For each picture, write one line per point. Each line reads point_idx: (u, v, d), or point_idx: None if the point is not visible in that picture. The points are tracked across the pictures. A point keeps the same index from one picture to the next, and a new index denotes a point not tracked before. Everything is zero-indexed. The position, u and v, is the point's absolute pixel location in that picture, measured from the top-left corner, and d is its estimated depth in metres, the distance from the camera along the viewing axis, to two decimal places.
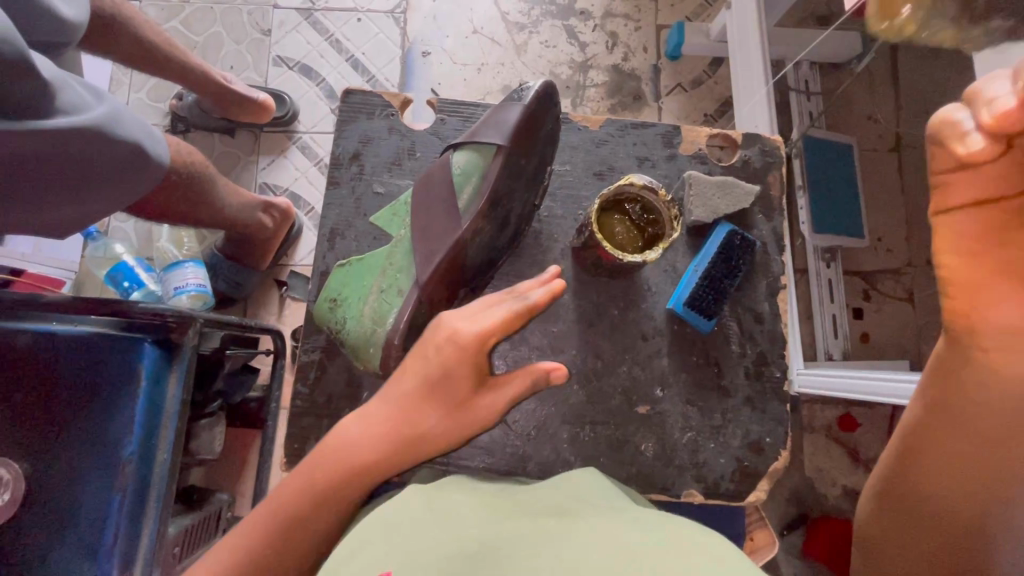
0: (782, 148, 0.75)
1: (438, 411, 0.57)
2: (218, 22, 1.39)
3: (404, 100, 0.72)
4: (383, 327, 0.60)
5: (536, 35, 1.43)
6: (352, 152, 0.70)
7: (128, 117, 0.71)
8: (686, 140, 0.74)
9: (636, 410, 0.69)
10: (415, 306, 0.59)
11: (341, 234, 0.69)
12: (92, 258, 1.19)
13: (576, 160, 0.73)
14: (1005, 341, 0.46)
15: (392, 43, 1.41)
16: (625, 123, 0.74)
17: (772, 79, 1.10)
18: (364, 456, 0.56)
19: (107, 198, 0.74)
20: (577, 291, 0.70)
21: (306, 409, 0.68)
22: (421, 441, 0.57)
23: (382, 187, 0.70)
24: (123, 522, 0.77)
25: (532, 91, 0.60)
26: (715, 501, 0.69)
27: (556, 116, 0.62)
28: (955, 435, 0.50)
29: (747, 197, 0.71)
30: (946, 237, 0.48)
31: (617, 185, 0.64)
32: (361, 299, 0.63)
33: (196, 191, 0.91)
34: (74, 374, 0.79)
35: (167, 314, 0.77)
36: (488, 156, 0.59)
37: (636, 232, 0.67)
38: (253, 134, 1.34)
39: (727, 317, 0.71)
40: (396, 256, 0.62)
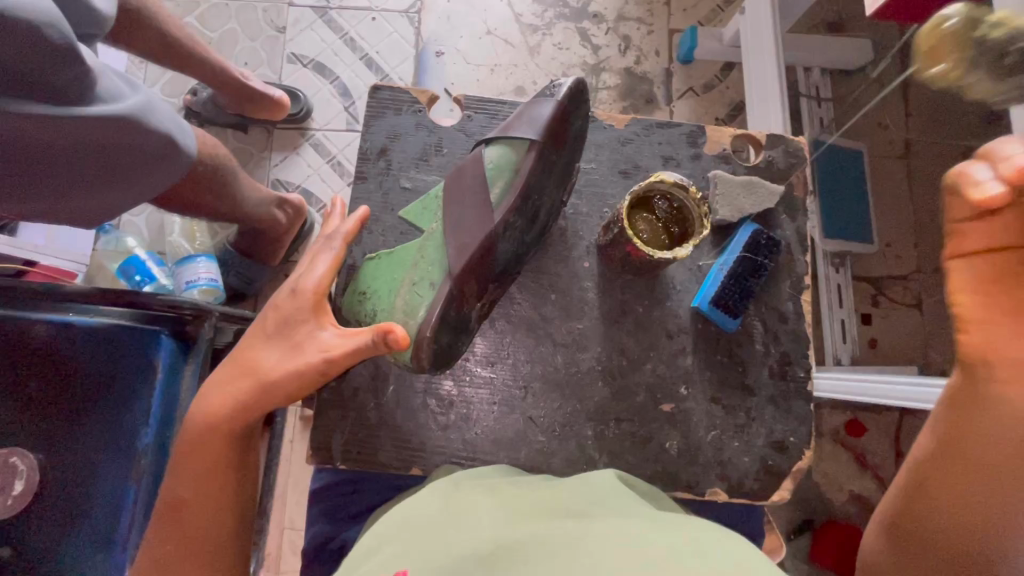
0: (805, 149, 0.75)
1: (275, 353, 0.60)
2: (234, 18, 1.40)
3: (431, 96, 0.72)
4: (414, 319, 0.58)
5: (549, 37, 1.43)
6: (380, 147, 0.70)
7: (161, 108, 0.72)
8: (710, 140, 0.74)
9: (660, 408, 0.69)
10: (447, 300, 0.57)
11: (368, 228, 0.69)
12: (104, 252, 1.23)
13: (602, 158, 0.73)
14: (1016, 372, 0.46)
15: (406, 42, 1.41)
16: (650, 123, 0.74)
17: (785, 85, 1.12)
18: (215, 405, 0.59)
19: (129, 191, 0.74)
20: (602, 288, 0.71)
21: (332, 401, 0.68)
22: (261, 388, 0.58)
23: (409, 182, 0.70)
24: (140, 513, 0.78)
25: (565, 87, 0.59)
26: (737, 499, 0.69)
27: (586, 115, 0.62)
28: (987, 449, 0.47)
29: (771, 197, 0.71)
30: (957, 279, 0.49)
31: (648, 182, 0.64)
32: (392, 292, 0.61)
33: (219, 184, 0.91)
34: (89, 364, 0.79)
35: (184, 306, 0.81)
36: (520, 151, 0.58)
37: (661, 229, 0.67)
38: (267, 131, 1.34)
39: (753, 316, 0.71)
40: (427, 250, 0.60)
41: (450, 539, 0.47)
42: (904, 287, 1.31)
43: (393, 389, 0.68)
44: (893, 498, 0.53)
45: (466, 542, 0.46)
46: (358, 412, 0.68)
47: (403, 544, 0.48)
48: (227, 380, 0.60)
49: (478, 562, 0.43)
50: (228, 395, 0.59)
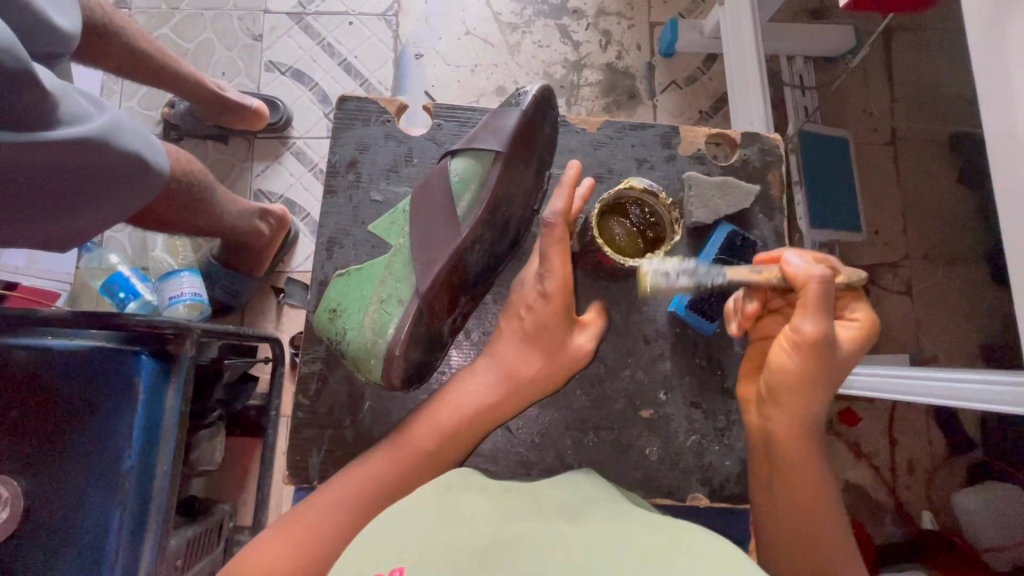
0: (781, 146, 0.75)
1: (541, 358, 0.64)
2: (209, 28, 1.38)
3: (399, 105, 0.71)
4: (383, 339, 0.56)
5: (529, 35, 1.42)
6: (348, 160, 0.69)
7: (130, 128, 0.71)
8: (685, 140, 0.73)
9: (639, 414, 0.69)
10: (417, 316, 0.55)
11: (339, 243, 0.67)
12: (87, 269, 1.20)
13: (575, 163, 0.72)
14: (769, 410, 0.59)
15: (385, 46, 1.40)
16: (623, 125, 0.73)
17: (767, 76, 1.10)
18: (456, 419, 0.61)
19: (103, 213, 0.73)
20: (578, 296, 0.70)
21: (307, 420, 0.66)
22: (523, 388, 0.63)
23: (379, 195, 0.68)
24: (125, 537, 0.77)
25: (530, 95, 0.58)
26: (720, 503, 0.69)
27: (553, 121, 0.61)
28: (780, 464, 0.59)
29: (746, 196, 0.70)
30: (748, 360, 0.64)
31: (617, 190, 0.64)
32: (360, 310, 0.59)
33: (196, 200, 0.89)
34: (69, 387, 0.79)
35: (165, 326, 0.78)
36: (487, 162, 0.57)
37: (635, 234, 0.66)
38: (247, 140, 1.33)
39: None
40: (395, 265, 0.58)
41: (447, 535, 0.45)
42: (894, 274, 1.28)
43: (368, 407, 0.67)
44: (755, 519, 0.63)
45: (467, 534, 0.45)
46: (335, 430, 0.66)
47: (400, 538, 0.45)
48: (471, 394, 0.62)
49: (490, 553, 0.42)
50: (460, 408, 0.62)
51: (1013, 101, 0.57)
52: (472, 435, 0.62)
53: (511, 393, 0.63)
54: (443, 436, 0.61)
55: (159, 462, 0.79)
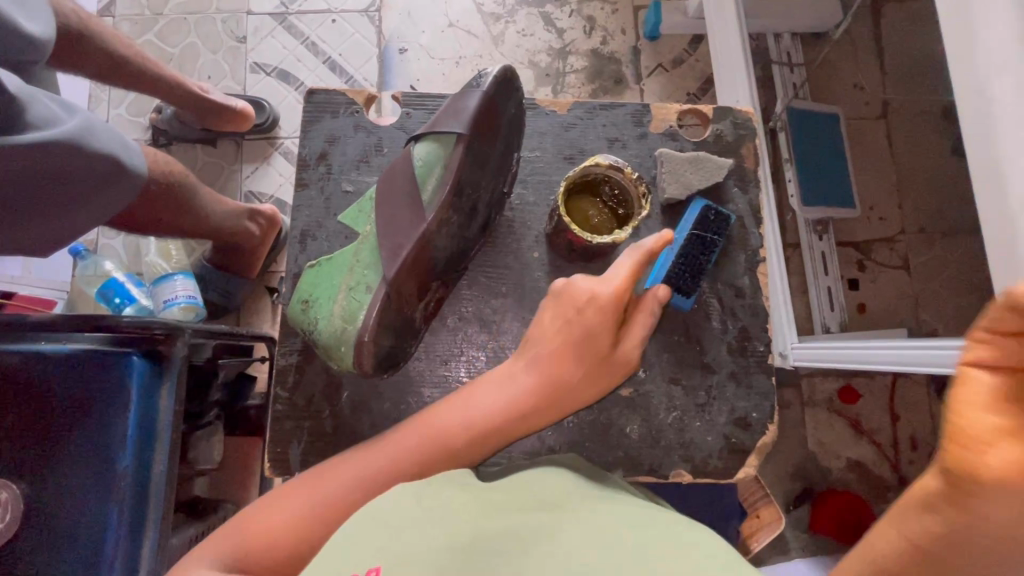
0: (753, 120, 0.74)
1: (581, 364, 0.62)
2: (193, 32, 1.39)
3: (368, 96, 0.71)
4: (354, 326, 0.55)
5: (512, 25, 1.42)
6: (319, 152, 0.69)
7: (104, 131, 0.71)
8: (656, 118, 0.73)
9: (619, 393, 0.68)
10: (384, 304, 0.54)
11: (312, 235, 0.67)
12: (82, 277, 1.22)
13: (546, 145, 0.72)
14: None
15: (368, 42, 1.40)
16: (593, 105, 0.73)
17: (749, 52, 1.08)
18: (485, 416, 0.59)
19: (83, 215, 0.74)
20: (553, 277, 0.69)
21: (286, 412, 0.66)
22: (563, 393, 0.61)
23: (350, 185, 0.68)
24: (123, 536, 0.78)
25: (491, 77, 0.56)
26: (704, 479, 0.69)
27: (518, 101, 0.59)
28: None
29: (719, 170, 0.70)
30: None
31: (582, 168, 0.62)
32: (331, 299, 0.57)
33: (179, 201, 0.90)
34: (63, 390, 0.80)
35: (155, 326, 0.80)
36: (449, 145, 0.56)
37: (609, 213, 0.66)
38: (235, 142, 1.34)
39: (708, 294, 0.70)
40: (363, 253, 0.58)
41: (429, 533, 0.46)
42: (890, 249, 1.28)
43: (347, 396, 0.66)
44: None
45: (436, 531, 0.46)
46: (315, 420, 0.66)
47: (367, 541, 0.46)
48: (495, 394, 0.60)
49: (453, 553, 0.43)
50: (467, 423, 0.58)
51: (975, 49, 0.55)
52: (504, 433, 0.59)
53: (549, 400, 0.60)
54: (470, 435, 0.58)
55: (156, 462, 0.81)
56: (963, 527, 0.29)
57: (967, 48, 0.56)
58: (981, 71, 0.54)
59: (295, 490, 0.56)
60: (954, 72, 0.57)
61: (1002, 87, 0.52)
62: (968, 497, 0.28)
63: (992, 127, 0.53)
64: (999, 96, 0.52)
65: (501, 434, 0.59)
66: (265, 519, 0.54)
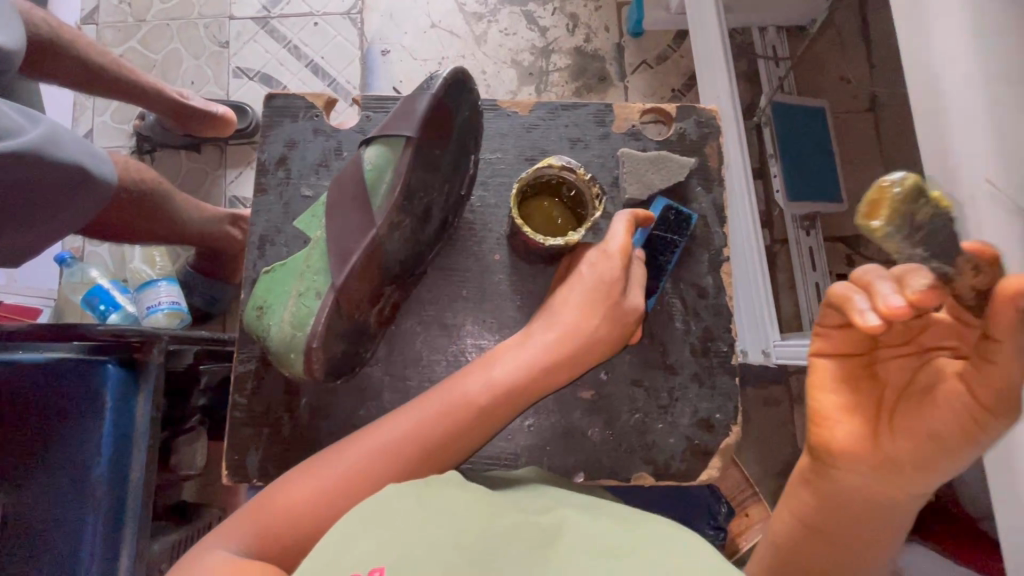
0: (718, 118, 0.73)
1: (600, 318, 0.60)
2: (176, 38, 1.39)
3: (328, 100, 0.71)
4: (302, 333, 0.54)
5: (494, 25, 1.41)
6: (278, 157, 0.69)
7: (68, 140, 0.71)
8: (619, 117, 0.72)
9: (580, 396, 0.68)
10: (332, 310, 0.54)
11: (271, 241, 0.67)
12: (68, 284, 1.22)
13: (507, 146, 0.71)
14: (919, 458, 0.43)
15: (351, 45, 1.40)
16: (555, 106, 0.72)
17: (728, 45, 1.07)
18: (509, 375, 0.57)
19: (50, 224, 0.74)
20: (514, 279, 0.69)
21: (244, 419, 0.66)
22: (581, 347, 0.59)
23: (309, 190, 0.68)
24: (99, 545, 0.78)
25: (441, 79, 0.56)
26: (667, 482, 0.68)
27: (471, 105, 0.60)
28: (840, 497, 0.48)
29: (681, 170, 0.70)
30: (817, 379, 0.47)
31: (535, 169, 0.62)
32: (283, 305, 0.57)
33: (151, 208, 0.90)
34: (38, 399, 0.80)
35: (129, 335, 0.79)
36: (398, 149, 0.55)
37: (566, 214, 0.65)
38: (219, 148, 1.34)
39: (671, 295, 0.70)
40: (313, 259, 0.57)
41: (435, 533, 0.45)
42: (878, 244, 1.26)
43: (305, 403, 0.66)
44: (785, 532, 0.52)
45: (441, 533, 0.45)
46: (273, 427, 0.66)
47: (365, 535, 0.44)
48: (517, 356, 0.58)
49: (458, 552, 0.44)
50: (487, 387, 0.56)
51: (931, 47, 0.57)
52: (529, 394, 0.57)
53: (570, 360, 0.59)
54: (495, 393, 0.56)
55: (133, 469, 0.81)
56: (827, 493, 0.48)
57: (923, 44, 0.58)
58: (934, 66, 0.57)
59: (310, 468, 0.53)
60: (908, 70, 0.60)
61: (952, 82, 0.55)
62: (826, 468, 0.47)
63: (945, 121, 0.55)
64: (948, 91, 0.55)
65: (525, 394, 0.57)
66: (282, 500, 0.51)
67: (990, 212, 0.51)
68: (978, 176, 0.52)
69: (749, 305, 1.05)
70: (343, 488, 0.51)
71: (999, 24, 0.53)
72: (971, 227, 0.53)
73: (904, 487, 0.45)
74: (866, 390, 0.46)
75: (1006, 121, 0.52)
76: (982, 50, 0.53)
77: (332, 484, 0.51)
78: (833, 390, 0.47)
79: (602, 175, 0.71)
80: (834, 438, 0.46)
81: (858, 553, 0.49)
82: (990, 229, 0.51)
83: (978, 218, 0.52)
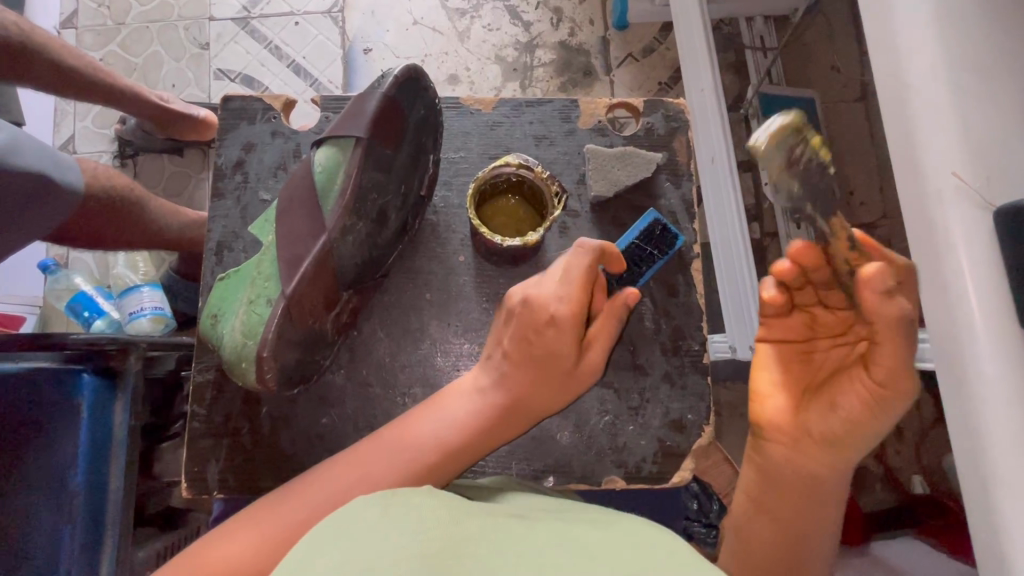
0: (686, 111, 0.72)
1: (546, 383, 0.59)
2: (156, 41, 1.38)
3: (286, 101, 0.69)
4: (254, 340, 0.54)
5: (477, 20, 1.39)
6: (236, 160, 0.68)
7: (28, 148, 0.72)
8: (585, 113, 0.71)
9: None
10: (283, 316, 0.53)
11: (229, 246, 0.66)
12: (52, 291, 1.21)
13: (471, 145, 0.70)
14: (838, 432, 0.51)
15: (332, 44, 1.38)
16: (520, 102, 0.71)
17: (710, 34, 1.05)
18: (457, 422, 0.57)
19: (18, 231, 0.74)
20: (480, 280, 0.68)
21: (204, 429, 0.65)
22: (530, 402, 0.59)
23: (268, 193, 0.67)
24: (77, 555, 0.78)
25: (391, 78, 0.56)
26: (638, 485, 0.68)
27: (427, 103, 0.60)
28: (780, 473, 0.55)
29: (649, 165, 0.69)
30: (755, 360, 0.57)
31: (491, 169, 0.60)
32: (235, 313, 0.56)
33: (124, 213, 0.89)
34: (13, 409, 0.80)
35: (104, 343, 0.78)
36: (347, 149, 0.55)
37: (527, 214, 0.64)
38: (201, 151, 1.33)
39: (641, 294, 0.69)
40: (264, 265, 0.56)
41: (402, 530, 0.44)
42: None
43: (267, 411, 0.65)
44: (738, 512, 0.58)
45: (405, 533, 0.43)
46: (235, 436, 0.65)
47: (327, 542, 0.43)
48: (464, 404, 0.58)
49: (424, 563, 0.40)
50: (439, 438, 0.56)
51: (893, 35, 0.54)
52: (488, 438, 0.58)
53: (515, 413, 0.59)
54: (443, 456, 0.56)
55: (112, 477, 0.80)
56: (765, 467, 0.56)
57: (884, 32, 0.54)
58: (899, 52, 0.53)
59: (250, 520, 0.52)
60: (872, 56, 0.56)
61: (915, 70, 0.52)
62: (762, 443, 0.55)
63: (906, 114, 0.52)
64: (914, 79, 0.51)
65: (475, 442, 0.57)
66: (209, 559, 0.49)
67: (956, 207, 0.49)
68: (945, 172, 0.50)
69: (732, 300, 1.03)
70: (273, 545, 0.49)
71: (961, 15, 0.51)
72: (938, 225, 0.50)
73: (831, 468, 0.53)
74: (799, 372, 0.55)
75: (972, 113, 0.49)
76: (943, 40, 0.51)
77: (263, 540, 0.50)
78: (769, 371, 0.56)
79: (568, 173, 0.70)
80: (766, 412, 0.54)
81: (802, 533, 0.55)
82: (956, 224, 0.49)
83: (945, 215, 0.49)
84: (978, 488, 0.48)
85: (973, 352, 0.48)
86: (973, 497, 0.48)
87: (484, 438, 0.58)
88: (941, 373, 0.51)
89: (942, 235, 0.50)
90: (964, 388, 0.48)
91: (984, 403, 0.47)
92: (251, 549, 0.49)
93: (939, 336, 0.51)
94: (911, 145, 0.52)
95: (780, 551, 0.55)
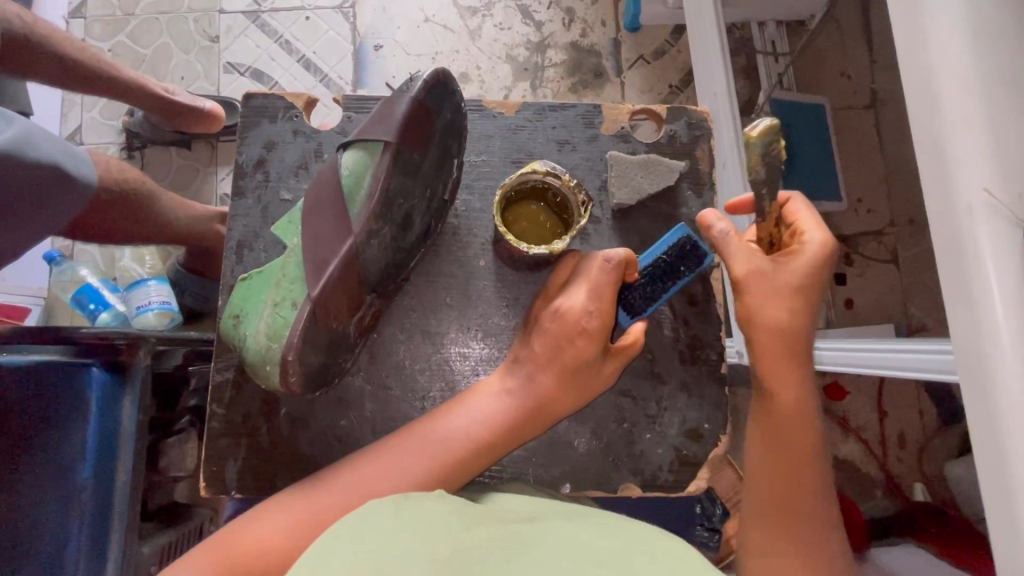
0: (709, 119, 0.72)
1: (569, 388, 0.60)
2: (165, 32, 1.37)
3: (308, 100, 0.69)
4: (278, 343, 0.54)
5: (488, 19, 1.38)
6: (257, 159, 0.67)
7: (41, 139, 0.72)
8: (607, 119, 0.71)
9: None
10: (309, 320, 0.53)
11: (249, 246, 0.66)
12: (58, 282, 1.20)
13: (493, 149, 0.70)
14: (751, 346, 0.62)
15: (343, 39, 1.37)
16: (543, 106, 0.71)
17: (724, 40, 1.04)
18: (486, 421, 0.58)
19: (29, 225, 0.74)
20: (500, 285, 0.68)
21: (222, 429, 0.65)
22: (550, 404, 0.60)
23: (289, 193, 0.67)
24: (84, 551, 0.77)
25: (420, 81, 0.56)
26: (654, 493, 0.68)
27: (454, 106, 0.59)
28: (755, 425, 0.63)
29: (670, 173, 0.70)
30: None
31: (519, 175, 0.61)
32: (258, 315, 0.56)
33: (135, 208, 0.89)
34: (23, 403, 0.80)
35: (114, 338, 0.78)
36: (375, 153, 0.55)
37: (551, 221, 0.64)
38: (210, 145, 1.32)
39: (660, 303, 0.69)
40: (289, 267, 0.55)
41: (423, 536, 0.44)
42: (878, 242, 1.22)
43: (285, 412, 0.65)
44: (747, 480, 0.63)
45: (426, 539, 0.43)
46: (253, 437, 0.65)
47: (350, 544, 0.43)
48: (490, 402, 0.59)
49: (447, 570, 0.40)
50: (468, 436, 0.57)
51: (926, 48, 0.54)
52: (514, 438, 0.60)
53: (539, 413, 0.60)
54: (472, 450, 0.57)
55: (119, 472, 0.80)
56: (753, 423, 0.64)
57: (916, 46, 0.54)
58: (932, 66, 0.53)
59: (283, 504, 0.53)
60: (903, 68, 0.56)
61: (948, 84, 0.52)
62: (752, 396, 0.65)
63: (938, 127, 0.52)
64: (947, 94, 0.52)
65: (502, 440, 0.59)
66: (241, 543, 0.50)
67: (986, 223, 0.49)
68: (976, 186, 0.50)
69: None
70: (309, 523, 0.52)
71: (996, 31, 0.51)
72: (966, 238, 0.50)
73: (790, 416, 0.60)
74: None
75: (1006, 128, 0.49)
76: (978, 55, 0.51)
77: (302, 524, 0.51)
78: None
79: (590, 179, 0.70)
80: None
81: (793, 492, 0.59)
82: (985, 238, 0.49)
83: (975, 229, 0.50)
84: (1003, 501, 0.48)
85: (1001, 366, 0.48)
86: (996, 508, 0.49)
87: (511, 436, 0.59)
88: (968, 383, 0.51)
89: (971, 249, 0.50)
90: (992, 399, 0.49)
91: (1009, 412, 0.47)
92: (283, 527, 0.51)
93: (967, 344, 0.51)
94: (941, 158, 0.52)
95: (775, 506, 0.59)
